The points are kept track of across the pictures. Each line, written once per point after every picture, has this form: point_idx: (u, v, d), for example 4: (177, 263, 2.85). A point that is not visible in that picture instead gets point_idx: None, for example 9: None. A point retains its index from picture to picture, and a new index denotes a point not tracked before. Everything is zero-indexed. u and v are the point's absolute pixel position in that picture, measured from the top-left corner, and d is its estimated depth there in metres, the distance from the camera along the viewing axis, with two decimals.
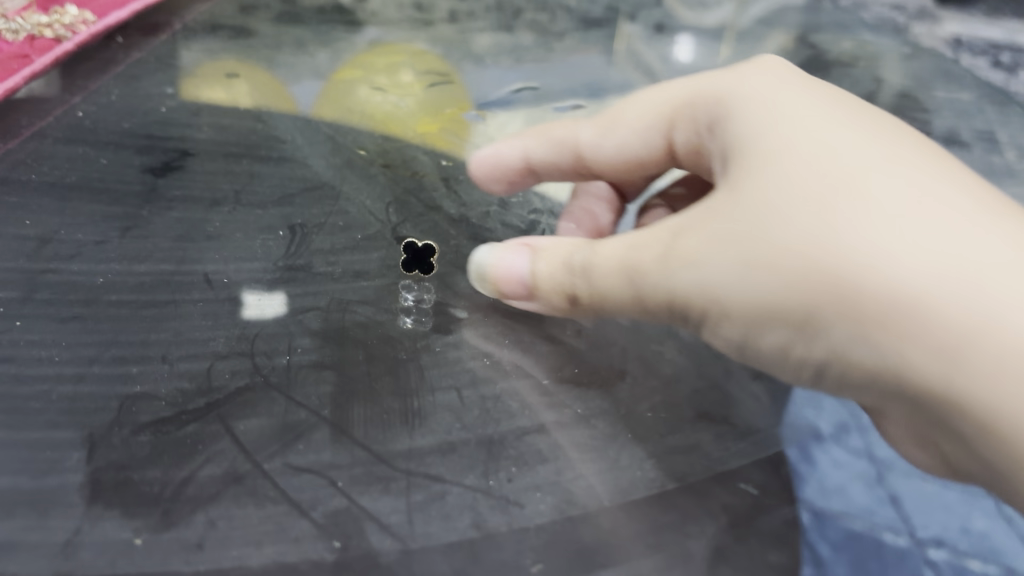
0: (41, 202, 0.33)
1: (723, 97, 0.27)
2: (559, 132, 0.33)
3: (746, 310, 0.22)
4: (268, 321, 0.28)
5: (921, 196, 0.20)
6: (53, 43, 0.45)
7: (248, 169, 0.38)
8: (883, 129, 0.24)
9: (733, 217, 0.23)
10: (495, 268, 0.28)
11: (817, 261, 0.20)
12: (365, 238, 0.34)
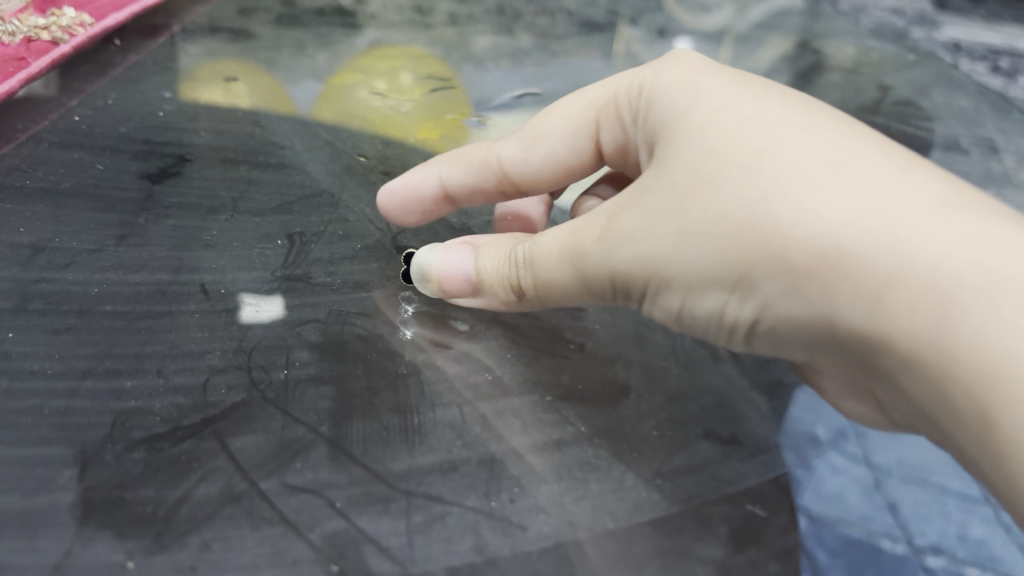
0: (35, 208, 0.32)
1: (648, 80, 0.28)
2: (477, 154, 0.31)
3: (684, 278, 0.23)
4: (266, 324, 0.28)
5: (844, 160, 0.21)
6: (49, 46, 0.44)
7: (246, 175, 0.37)
8: (808, 99, 0.25)
9: (665, 192, 0.23)
10: (439, 270, 0.29)
11: (751, 226, 0.21)
12: (364, 248, 0.33)
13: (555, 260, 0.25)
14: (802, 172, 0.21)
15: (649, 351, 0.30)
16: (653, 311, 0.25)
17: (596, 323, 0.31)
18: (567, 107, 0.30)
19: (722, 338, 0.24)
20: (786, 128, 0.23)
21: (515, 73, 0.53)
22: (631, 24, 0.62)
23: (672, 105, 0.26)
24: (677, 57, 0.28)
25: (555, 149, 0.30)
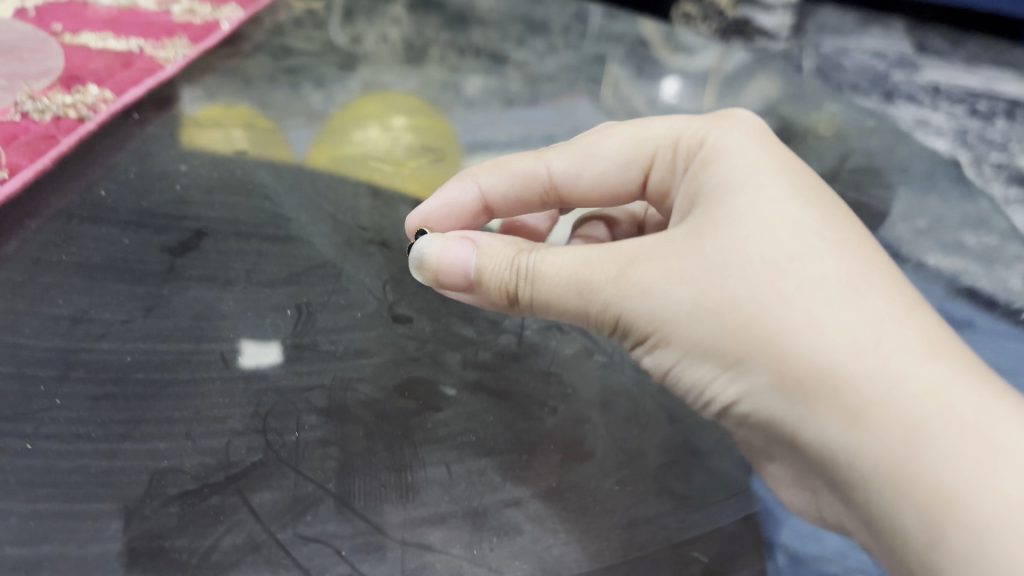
0: (71, 282, 0.37)
1: (709, 155, 0.31)
2: (522, 165, 0.36)
3: (683, 338, 0.27)
4: (265, 370, 0.33)
5: (858, 289, 0.25)
6: (76, 124, 0.48)
7: (257, 249, 0.41)
8: (842, 216, 0.28)
9: (689, 261, 0.27)
10: (440, 257, 0.32)
11: (763, 318, 0.25)
12: (365, 316, 0.37)
13: (570, 278, 0.29)
14: (817, 291, 0.25)
15: (616, 414, 0.34)
16: (642, 357, 0.30)
17: (569, 389, 0.35)
18: (622, 137, 0.34)
19: (699, 400, 0.29)
20: (816, 244, 0.26)
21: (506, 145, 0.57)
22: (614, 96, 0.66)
23: (727, 179, 0.29)
24: (746, 131, 0.31)
25: (588, 181, 0.35)
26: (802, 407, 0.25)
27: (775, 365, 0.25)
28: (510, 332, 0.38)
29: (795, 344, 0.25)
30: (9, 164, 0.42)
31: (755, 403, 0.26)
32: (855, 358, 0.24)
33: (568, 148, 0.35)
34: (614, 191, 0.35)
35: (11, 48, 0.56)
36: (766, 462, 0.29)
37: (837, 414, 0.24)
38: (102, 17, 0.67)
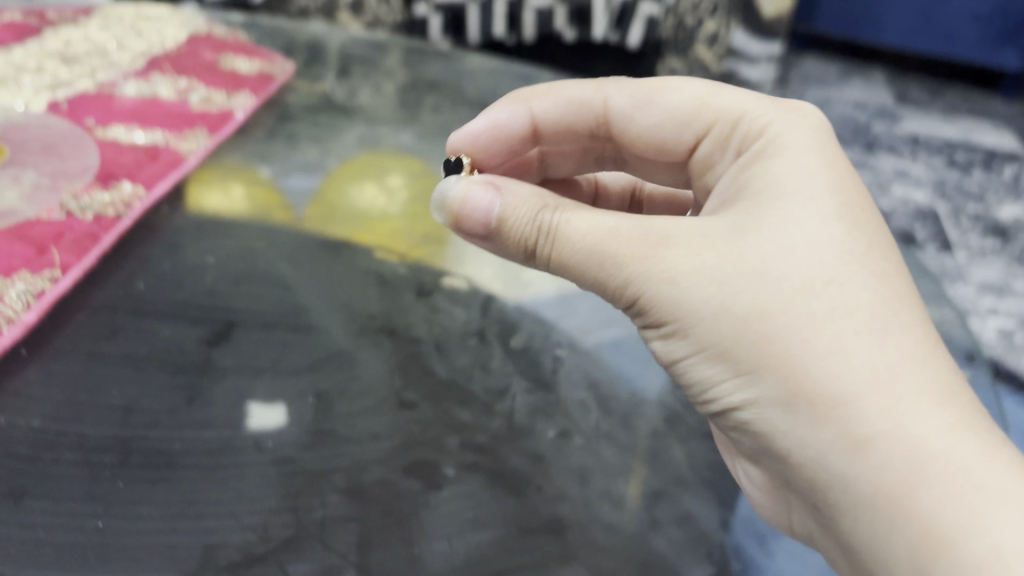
0: (121, 373, 0.42)
1: (765, 169, 0.38)
2: (580, 95, 0.48)
3: (699, 331, 0.34)
4: (270, 429, 0.40)
5: (884, 328, 0.32)
6: (115, 220, 0.54)
7: (281, 338, 0.47)
8: (874, 249, 0.35)
9: (723, 257, 0.34)
10: (464, 200, 0.39)
11: (794, 334, 0.32)
12: (376, 400, 0.43)
13: (590, 244, 0.36)
14: (843, 319, 0.32)
15: (592, 493, 0.40)
16: (655, 338, 0.37)
17: (552, 469, 0.40)
18: (681, 96, 0.44)
19: (700, 386, 0.36)
20: (855, 270, 0.34)
21: None
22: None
23: (776, 200, 0.36)
24: (810, 144, 0.39)
25: (641, 119, 0.45)
26: (795, 411, 0.32)
27: (786, 368, 0.32)
28: (501, 416, 0.44)
29: (811, 357, 0.32)
30: (59, 261, 0.48)
31: (745, 391, 0.34)
32: (867, 386, 0.31)
33: (627, 90, 0.46)
34: (652, 136, 0.45)
35: (50, 144, 0.62)
36: (746, 450, 0.37)
37: (826, 423, 0.31)
38: (128, 109, 0.73)
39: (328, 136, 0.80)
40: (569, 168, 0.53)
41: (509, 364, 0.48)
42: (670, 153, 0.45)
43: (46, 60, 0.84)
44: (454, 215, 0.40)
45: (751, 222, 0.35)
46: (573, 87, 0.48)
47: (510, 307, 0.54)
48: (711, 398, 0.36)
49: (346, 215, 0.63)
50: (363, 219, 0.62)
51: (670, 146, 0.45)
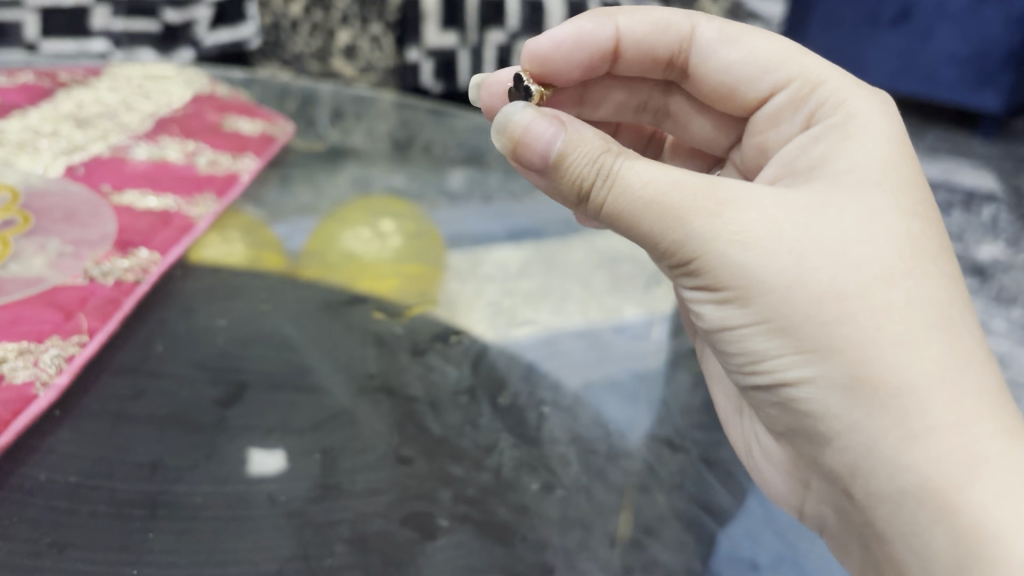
0: (146, 432, 0.47)
1: (849, 146, 0.46)
2: (676, 24, 0.56)
3: (767, 304, 0.40)
4: (271, 474, 0.45)
5: (944, 325, 0.40)
6: (134, 285, 0.58)
7: (290, 398, 0.52)
8: (930, 249, 0.42)
9: (807, 235, 0.40)
10: (525, 129, 0.43)
11: (871, 317, 0.39)
12: (376, 457, 0.48)
13: (676, 199, 0.40)
14: (916, 311, 0.40)
15: (571, 539, 0.44)
16: (707, 303, 0.43)
17: (537, 519, 0.45)
18: (766, 49, 0.54)
19: (751, 350, 0.42)
20: (917, 265, 0.41)
21: (481, 301, 0.68)
22: (580, 249, 0.78)
23: (848, 198, 0.43)
24: (883, 127, 0.47)
25: (722, 54, 0.55)
26: (851, 388, 0.39)
27: (857, 348, 0.39)
28: (489, 471, 0.48)
29: (884, 345, 0.39)
30: (86, 326, 0.53)
31: (804, 363, 0.40)
32: (932, 382, 0.38)
33: (717, 25, 0.56)
34: (727, 71, 0.55)
35: (72, 212, 0.66)
36: (777, 412, 0.44)
37: (889, 403, 0.38)
38: (139, 172, 0.77)
39: (327, 190, 0.84)
40: (622, 98, 0.64)
41: (497, 421, 0.53)
42: (738, 99, 0.56)
43: (60, 122, 0.83)
44: (513, 141, 0.43)
45: (829, 213, 0.42)
46: (660, 14, 0.57)
47: (498, 366, 0.59)
48: (761, 361, 0.42)
49: (338, 263, 0.70)
50: (353, 266, 0.70)
51: (741, 93, 0.55)
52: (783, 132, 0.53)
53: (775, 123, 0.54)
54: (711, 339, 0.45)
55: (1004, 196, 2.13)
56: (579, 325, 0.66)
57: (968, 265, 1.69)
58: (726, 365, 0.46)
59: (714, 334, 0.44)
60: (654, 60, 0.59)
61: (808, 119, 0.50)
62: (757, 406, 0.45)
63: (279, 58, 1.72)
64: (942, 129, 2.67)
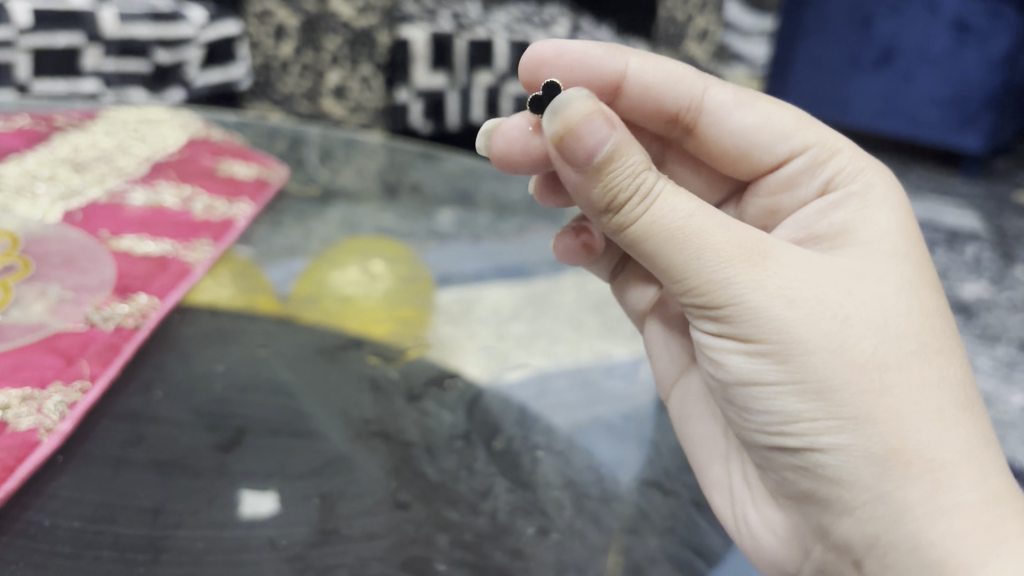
0: (147, 476, 0.48)
1: (872, 217, 0.49)
2: (692, 83, 0.56)
3: (806, 362, 0.41)
4: (266, 515, 0.47)
5: (967, 406, 0.42)
6: (134, 330, 0.59)
7: (287, 444, 0.53)
8: (949, 334, 0.44)
9: (848, 302, 0.42)
10: (585, 118, 0.40)
11: (909, 385, 0.41)
12: (374, 501, 0.49)
13: (725, 247, 0.41)
14: (945, 391, 0.41)
15: None
16: (739, 354, 0.43)
17: (531, 562, 0.46)
18: (787, 118, 0.55)
19: (779, 409, 0.43)
20: (941, 347, 0.43)
21: (474, 344, 0.69)
22: (569, 292, 0.79)
23: (881, 271, 0.45)
24: (898, 204, 0.50)
25: (738, 117, 0.56)
26: (883, 458, 0.40)
27: (893, 417, 0.40)
28: (485, 514, 0.49)
29: (919, 420, 0.40)
30: (88, 372, 0.54)
31: (837, 428, 0.41)
32: (960, 461, 0.40)
33: (729, 89, 0.56)
34: (743, 134, 0.56)
35: (71, 257, 0.68)
36: (793, 477, 0.44)
37: (919, 477, 0.39)
38: (137, 218, 0.77)
39: (322, 232, 0.86)
40: None
41: (492, 465, 0.54)
42: (750, 163, 0.57)
43: (57, 166, 0.83)
44: (567, 127, 0.40)
45: (865, 283, 0.43)
46: (674, 67, 0.56)
47: (492, 411, 0.60)
48: (788, 421, 0.42)
49: (333, 302, 0.72)
50: (346, 306, 0.71)
51: (755, 158, 0.57)
52: (799, 196, 0.55)
53: (790, 187, 0.56)
54: (731, 391, 0.45)
55: (987, 235, 2.16)
56: (568, 366, 0.67)
57: (952, 303, 1.72)
58: (743, 421, 0.46)
59: (739, 385, 0.44)
60: (657, 111, 0.57)
61: (825, 185, 0.53)
62: (769, 470, 0.46)
63: (269, 98, 1.73)
64: (923, 168, 2.71)
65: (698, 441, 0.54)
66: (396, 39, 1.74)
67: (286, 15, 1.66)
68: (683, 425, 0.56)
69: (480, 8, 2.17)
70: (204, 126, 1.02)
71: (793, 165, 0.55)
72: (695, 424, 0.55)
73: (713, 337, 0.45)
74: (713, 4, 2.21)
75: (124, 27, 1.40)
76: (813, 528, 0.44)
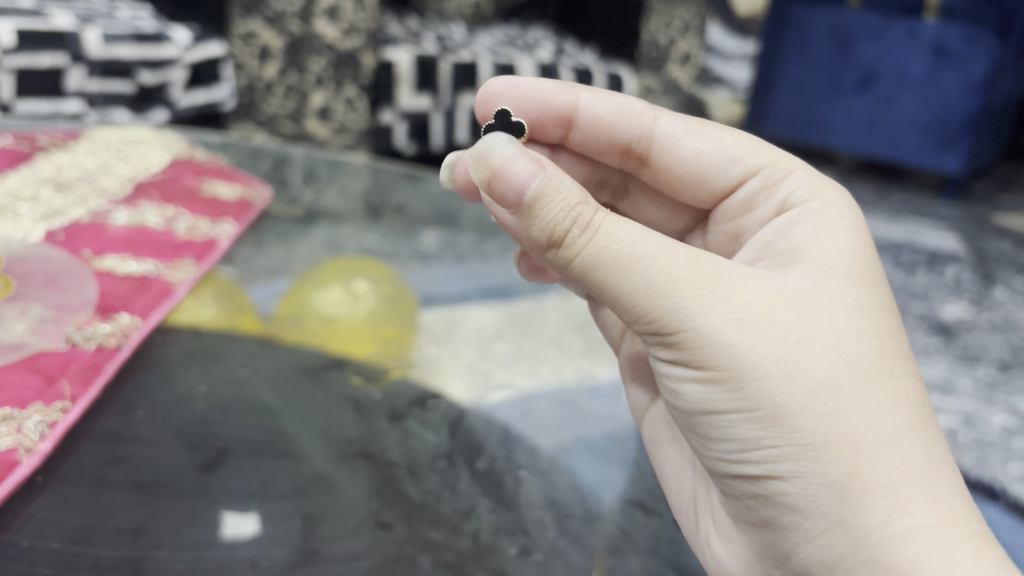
0: (127, 497, 0.47)
1: (827, 235, 0.49)
2: (640, 111, 0.57)
3: (759, 389, 0.41)
4: (245, 537, 0.47)
5: (919, 426, 0.43)
6: (115, 350, 0.59)
7: (269, 465, 0.52)
8: (901, 353, 0.45)
9: (800, 326, 0.42)
10: (503, 166, 0.42)
11: (860, 410, 0.41)
12: (356, 522, 0.48)
13: (676, 273, 0.41)
14: (897, 413, 0.42)
15: None
16: (691, 382, 0.43)
17: None
18: (737, 142, 0.56)
19: (735, 436, 0.43)
20: (893, 367, 0.44)
21: (458, 365, 0.69)
22: (554, 312, 0.79)
23: (832, 291, 0.45)
24: (854, 222, 0.50)
25: (688, 144, 0.57)
26: (839, 485, 0.40)
27: (846, 443, 0.41)
28: (468, 535, 0.49)
29: (873, 445, 0.41)
30: (68, 392, 0.54)
31: (794, 455, 0.41)
32: (914, 484, 0.41)
33: (678, 118, 0.57)
34: (695, 161, 0.57)
35: (52, 277, 0.67)
36: (753, 504, 0.44)
37: (875, 502, 0.40)
38: (120, 238, 0.77)
39: (305, 252, 0.86)
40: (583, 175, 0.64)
41: (474, 485, 0.54)
42: (706, 188, 0.57)
43: (40, 186, 0.83)
44: (490, 171, 0.43)
45: (816, 305, 0.44)
46: (624, 99, 0.58)
47: (475, 431, 0.60)
48: (745, 449, 0.42)
49: (313, 320, 0.71)
50: (325, 326, 0.70)
51: (710, 181, 0.57)
52: (757, 217, 0.54)
53: (747, 208, 0.55)
54: (687, 420, 0.45)
55: (967, 256, 2.18)
56: (552, 387, 0.67)
57: (933, 324, 1.74)
58: (700, 449, 0.46)
59: (693, 414, 0.44)
60: (610, 142, 0.58)
61: (781, 204, 0.53)
62: (729, 497, 0.46)
63: (255, 120, 1.74)
64: (903, 190, 2.73)
65: (669, 466, 0.54)
66: (380, 61, 1.75)
67: (270, 37, 1.67)
68: (654, 449, 0.56)
69: (464, 30, 2.18)
70: (187, 146, 1.02)
71: (747, 187, 0.55)
72: (666, 450, 0.55)
73: (664, 365, 0.44)
74: (695, 27, 2.27)
75: (108, 48, 1.39)
76: (774, 554, 0.45)
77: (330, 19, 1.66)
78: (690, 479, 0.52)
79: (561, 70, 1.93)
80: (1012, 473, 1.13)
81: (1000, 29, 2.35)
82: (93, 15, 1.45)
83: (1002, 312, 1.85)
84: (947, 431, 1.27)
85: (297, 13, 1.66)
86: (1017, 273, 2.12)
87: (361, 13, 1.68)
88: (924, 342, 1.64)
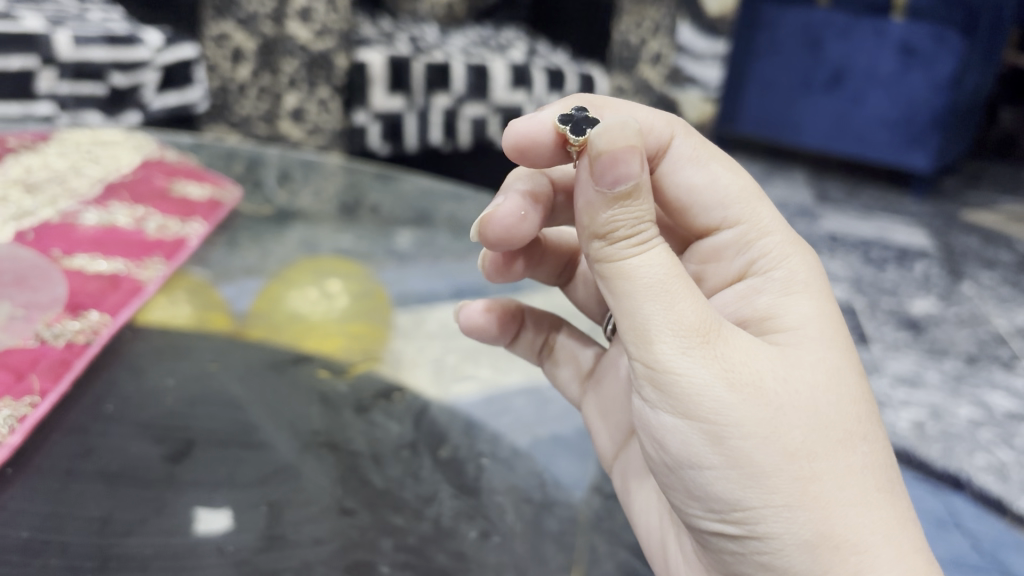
0: (95, 488, 0.49)
1: (795, 304, 0.50)
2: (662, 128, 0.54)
3: (744, 450, 0.41)
4: (219, 531, 0.48)
5: (887, 486, 0.44)
6: (85, 346, 0.60)
7: (235, 455, 0.54)
8: (874, 420, 0.46)
9: (784, 390, 0.43)
10: (623, 153, 0.40)
11: (834, 471, 0.42)
12: (320, 508, 0.51)
13: (681, 327, 0.41)
14: (868, 475, 0.43)
15: None
16: (680, 442, 0.43)
17: (472, 565, 0.48)
18: (728, 184, 0.55)
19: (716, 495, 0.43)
20: (866, 433, 0.45)
21: (423, 360, 0.70)
22: None
23: (812, 359, 0.46)
24: (819, 292, 0.51)
25: (687, 175, 0.56)
26: (813, 545, 0.41)
27: (823, 505, 0.41)
28: (429, 520, 0.51)
29: (846, 506, 0.42)
30: (35, 388, 0.54)
31: (771, 515, 0.42)
32: (880, 539, 0.42)
33: (690, 142, 0.56)
34: (686, 191, 0.56)
35: (22, 277, 0.68)
36: (731, 559, 0.44)
37: (845, 559, 0.41)
38: (89, 238, 0.77)
39: (276, 250, 0.87)
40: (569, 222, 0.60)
41: (437, 475, 0.55)
42: (687, 221, 0.57)
43: (9, 188, 0.83)
44: (609, 150, 0.40)
45: (799, 372, 0.44)
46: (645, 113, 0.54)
47: (439, 422, 0.61)
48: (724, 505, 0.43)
49: (280, 323, 0.73)
50: (289, 331, 0.72)
51: (691, 215, 0.57)
52: (725, 269, 0.56)
53: (718, 256, 0.56)
54: (667, 474, 0.45)
55: (936, 251, 2.22)
56: (522, 383, 0.69)
57: (903, 318, 1.77)
58: (676, 504, 0.46)
59: (674, 469, 0.44)
60: None
61: (749, 265, 0.54)
62: (704, 549, 0.46)
63: (227, 120, 1.77)
64: (874, 188, 2.77)
65: (636, 511, 0.51)
66: (352, 62, 1.75)
67: (243, 38, 1.69)
68: (626, 497, 0.53)
69: (437, 31, 2.19)
70: (158, 147, 1.03)
71: (721, 235, 0.56)
72: (637, 493, 0.52)
73: (654, 422, 0.44)
74: (666, 27, 2.25)
75: (79, 50, 1.40)
76: None
77: (303, 21, 1.67)
78: (658, 522, 0.49)
79: (534, 71, 1.93)
80: (975, 465, 1.17)
81: (966, 27, 2.36)
82: (63, 17, 1.45)
83: (970, 306, 1.89)
84: (915, 424, 1.30)
85: (268, 15, 1.67)
86: (986, 268, 2.16)
87: (333, 14, 1.69)
88: (894, 336, 1.67)
